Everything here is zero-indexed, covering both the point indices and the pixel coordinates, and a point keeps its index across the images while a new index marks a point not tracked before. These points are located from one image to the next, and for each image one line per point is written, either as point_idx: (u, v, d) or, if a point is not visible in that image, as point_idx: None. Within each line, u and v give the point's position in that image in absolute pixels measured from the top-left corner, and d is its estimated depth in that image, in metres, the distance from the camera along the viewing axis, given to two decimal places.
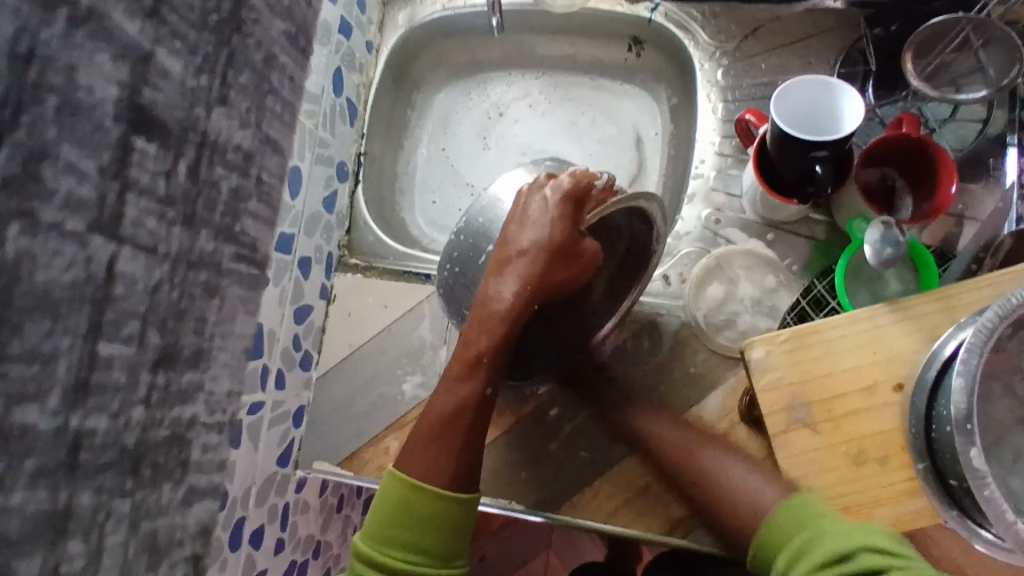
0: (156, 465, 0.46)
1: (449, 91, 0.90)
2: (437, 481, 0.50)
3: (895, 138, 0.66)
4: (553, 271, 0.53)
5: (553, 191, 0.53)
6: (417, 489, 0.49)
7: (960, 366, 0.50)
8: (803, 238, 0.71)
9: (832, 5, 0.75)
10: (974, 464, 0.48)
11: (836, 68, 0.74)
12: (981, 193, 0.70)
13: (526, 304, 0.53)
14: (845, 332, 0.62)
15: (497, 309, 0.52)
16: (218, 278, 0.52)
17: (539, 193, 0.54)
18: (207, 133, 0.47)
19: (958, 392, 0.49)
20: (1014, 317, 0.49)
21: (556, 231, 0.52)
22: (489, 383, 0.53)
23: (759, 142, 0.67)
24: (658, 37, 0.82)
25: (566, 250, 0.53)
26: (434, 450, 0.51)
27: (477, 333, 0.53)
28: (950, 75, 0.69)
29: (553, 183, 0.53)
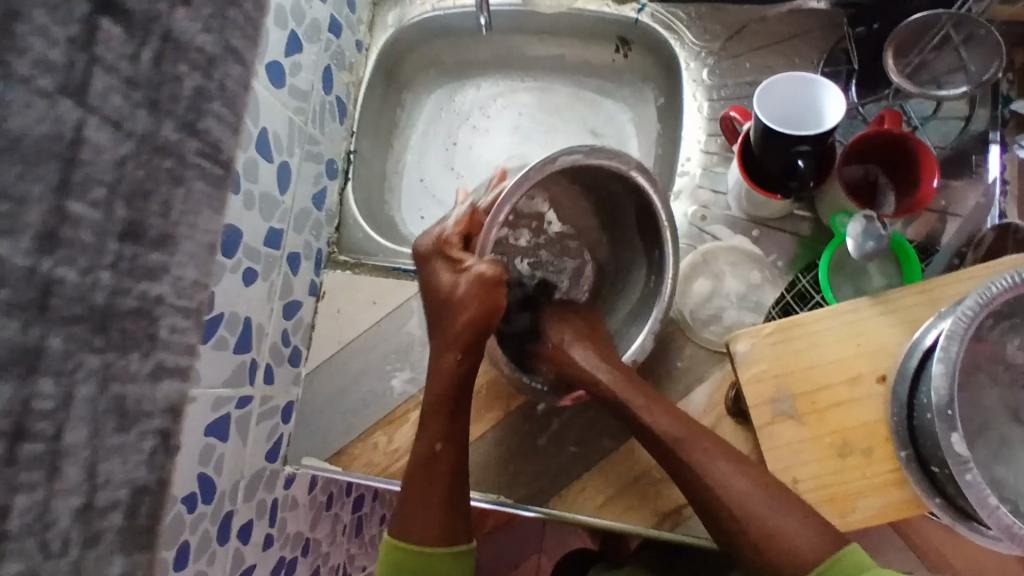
0: (141, 454, 0.46)
1: (438, 92, 0.91)
2: (413, 538, 0.56)
3: (875, 134, 0.66)
4: (463, 314, 0.58)
5: (435, 255, 0.61)
6: (399, 546, 0.56)
7: (940, 353, 0.50)
8: (788, 234, 0.72)
9: (815, 5, 0.76)
10: (955, 450, 0.48)
11: (820, 67, 0.75)
12: (964, 188, 0.70)
13: (457, 352, 0.59)
14: (828, 325, 0.62)
15: (439, 368, 0.60)
16: (185, 167, 0.45)
17: (424, 255, 0.62)
18: (186, 29, 0.41)
19: (939, 379, 0.50)
20: (993, 305, 0.50)
21: (449, 286, 0.59)
22: (439, 436, 0.59)
23: (743, 138, 0.68)
24: (645, 38, 0.83)
25: (456, 288, 0.58)
26: (410, 513, 0.57)
27: (430, 388, 0.60)
28: (931, 73, 0.70)
29: (433, 248, 0.61)
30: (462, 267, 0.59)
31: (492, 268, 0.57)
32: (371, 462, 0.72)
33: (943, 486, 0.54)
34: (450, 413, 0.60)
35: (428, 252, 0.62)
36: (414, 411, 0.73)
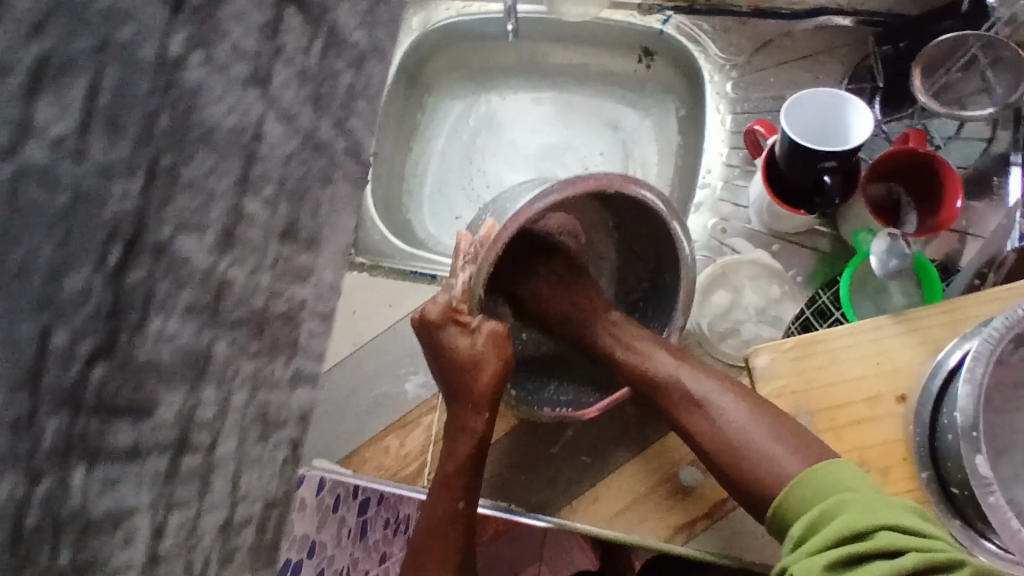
0: None
1: (460, 97, 0.91)
2: None
3: (901, 153, 0.66)
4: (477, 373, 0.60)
5: (439, 314, 0.60)
6: None
7: (966, 374, 0.50)
8: (807, 250, 0.72)
9: (841, 22, 0.76)
10: (980, 472, 0.48)
11: (843, 85, 0.75)
12: (985, 211, 0.70)
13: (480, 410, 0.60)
14: (849, 343, 0.62)
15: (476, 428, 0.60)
16: None
17: (426, 328, 0.61)
18: None
19: (965, 400, 0.50)
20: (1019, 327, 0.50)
21: (462, 349, 0.60)
22: (461, 496, 0.58)
23: (768, 152, 0.68)
24: (669, 49, 0.83)
25: (477, 349, 0.60)
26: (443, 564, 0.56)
27: (460, 442, 0.60)
28: (955, 94, 0.70)
29: (436, 308, 0.60)
30: (471, 329, 0.60)
31: (493, 324, 0.61)
32: (381, 466, 0.71)
33: (964, 509, 0.54)
34: (473, 479, 0.59)
35: (435, 321, 0.60)
36: (426, 416, 0.73)
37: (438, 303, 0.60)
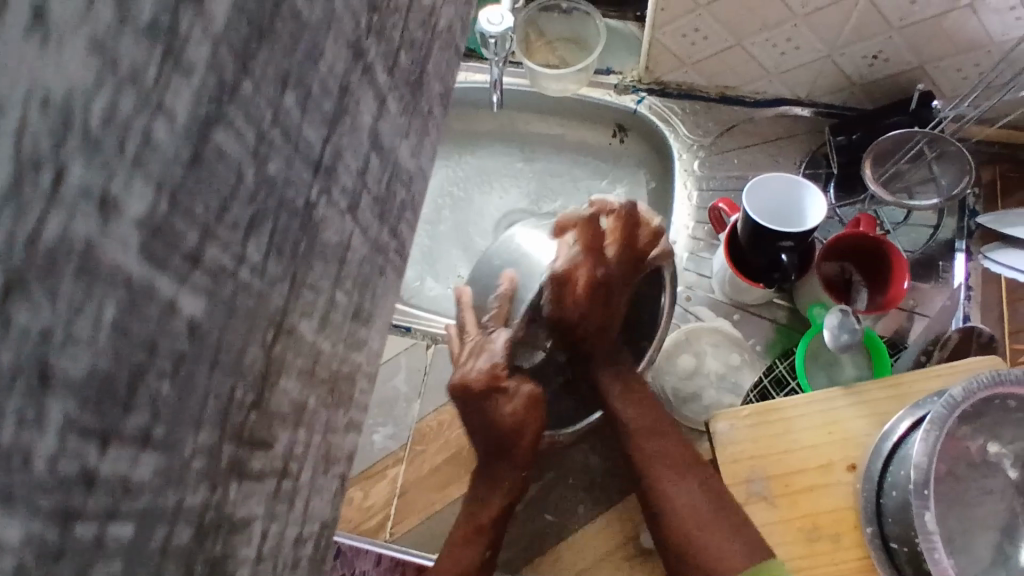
0: None
1: (442, 157, 0.95)
2: None
3: (853, 237, 0.71)
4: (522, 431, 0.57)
5: (485, 362, 0.56)
6: None
7: (921, 436, 0.53)
8: (765, 320, 0.76)
9: (800, 112, 0.82)
10: (927, 528, 0.50)
11: (801, 169, 0.81)
12: (931, 291, 0.76)
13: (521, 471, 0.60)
14: (803, 412, 0.65)
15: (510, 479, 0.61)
16: None
17: (467, 396, 0.56)
18: None
19: (920, 460, 0.52)
20: (974, 399, 0.53)
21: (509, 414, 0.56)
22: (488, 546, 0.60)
23: (731, 229, 0.72)
24: (641, 126, 0.88)
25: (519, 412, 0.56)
26: None
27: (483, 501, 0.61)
28: (904, 183, 0.76)
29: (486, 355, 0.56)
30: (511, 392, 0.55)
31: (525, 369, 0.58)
32: (344, 518, 0.71)
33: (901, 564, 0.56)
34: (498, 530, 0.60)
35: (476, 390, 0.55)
36: (393, 468, 0.73)
37: (481, 371, 0.55)
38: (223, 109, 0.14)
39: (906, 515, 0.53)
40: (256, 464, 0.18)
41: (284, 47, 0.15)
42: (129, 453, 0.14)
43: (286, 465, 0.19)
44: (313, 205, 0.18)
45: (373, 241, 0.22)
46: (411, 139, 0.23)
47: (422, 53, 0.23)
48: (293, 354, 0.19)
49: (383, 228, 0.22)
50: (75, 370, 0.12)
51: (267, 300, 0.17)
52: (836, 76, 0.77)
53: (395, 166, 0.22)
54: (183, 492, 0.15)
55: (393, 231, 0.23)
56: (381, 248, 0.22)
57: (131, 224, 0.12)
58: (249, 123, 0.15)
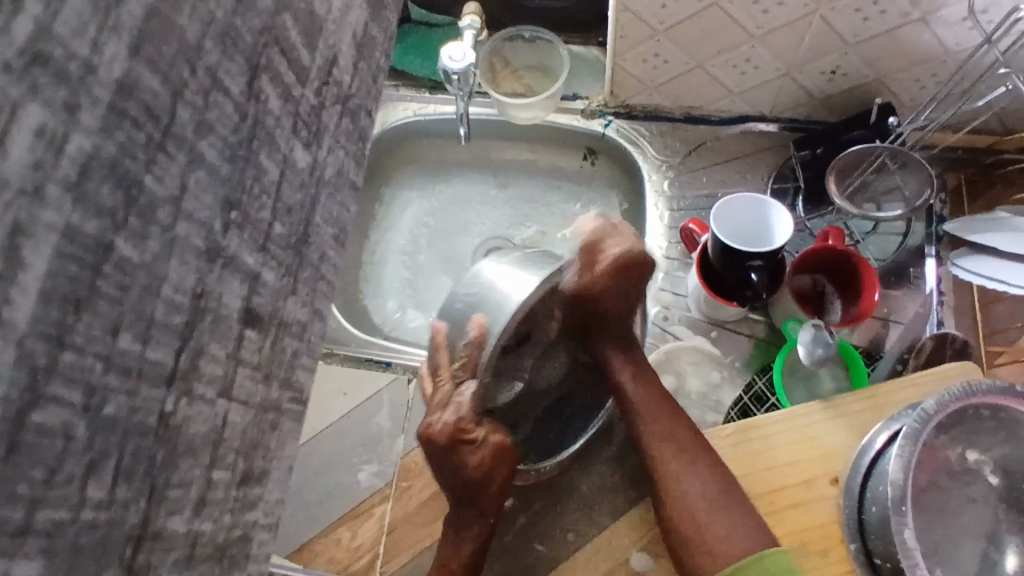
0: None
1: (415, 188, 0.96)
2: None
3: (822, 250, 0.72)
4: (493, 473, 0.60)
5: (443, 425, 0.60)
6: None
7: (897, 451, 0.54)
8: (743, 336, 0.77)
9: (765, 128, 0.83)
10: (907, 544, 0.51)
11: (769, 184, 0.82)
12: (904, 299, 0.77)
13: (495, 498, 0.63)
14: (783, 428, 0.65)
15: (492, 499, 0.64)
16: None
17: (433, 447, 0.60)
18: None
19: (897, 476, 0.53)
20: (947, 411, 0.54)
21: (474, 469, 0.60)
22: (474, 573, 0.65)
23: (702, 249, 0.72)
24: (611, 149, 0.89)
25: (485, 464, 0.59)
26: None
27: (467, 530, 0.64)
28: (871, 193, 0.77)
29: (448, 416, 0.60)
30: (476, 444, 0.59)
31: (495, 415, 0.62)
32: (333, 559, 0.71)
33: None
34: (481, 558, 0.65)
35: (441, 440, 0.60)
36: (379, 506, 0.73)
37: (447, 425, 0.59)
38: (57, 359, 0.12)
39: (887, 530, 0.54)
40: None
41: (114, 295, 0.13)
42: None
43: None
44: (170, 414, 0.15)
45: (256, 407, 0.19)
46: (296, 295, 0.20)
47: (306, 209, 0.20)
48: (162, 555, 0.16)
49: (269, 389, 0.19)
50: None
51: (121, 521, 0.14)
52: (797, 92, 0.78)
53: (280, 330, 0.19)
54: None
55: (281, 387, 0.20)
56: (268, 410, 0.19)
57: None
58: (84, 371, 0.13)
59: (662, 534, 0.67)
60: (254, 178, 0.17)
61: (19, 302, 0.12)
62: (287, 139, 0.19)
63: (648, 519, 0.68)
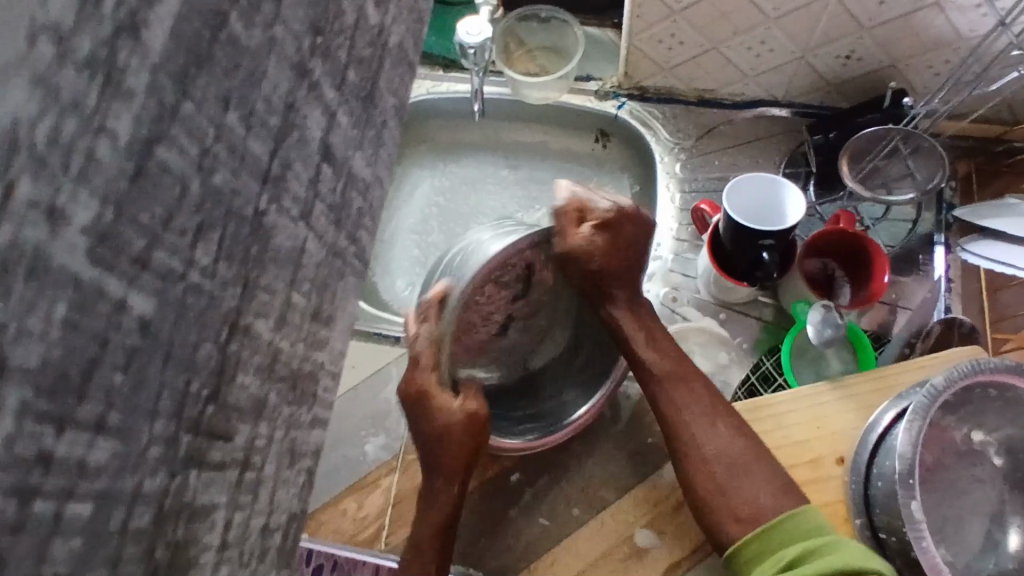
0: None
1: (426, 167, 0.96)
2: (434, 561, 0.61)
3: (834, 233, 0.72)
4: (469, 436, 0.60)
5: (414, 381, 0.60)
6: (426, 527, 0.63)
7: (905, 427, 0.54)
8: (752, 318, 0.77)
9: (778, 112, 0.83)
10: (913, 516, 0.52)
11: (781, 168, 0.82)
12: (912, 285, 0.77)
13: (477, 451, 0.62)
14: (791, 407, 0.66)
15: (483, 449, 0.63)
16: None
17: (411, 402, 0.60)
18: None
19: (905, 452, 0.53)
20: (956, 388, 0.54)
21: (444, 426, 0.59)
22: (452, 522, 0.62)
23: (713, 229, 0.73)
24: (623, 131, 0.89)
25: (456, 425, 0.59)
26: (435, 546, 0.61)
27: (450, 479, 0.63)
28: (882, 179, 0.75)
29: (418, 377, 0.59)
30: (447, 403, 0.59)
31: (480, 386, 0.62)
32: (339, 530, 0.71)
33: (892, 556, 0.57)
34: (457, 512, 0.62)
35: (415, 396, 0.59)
36: (386, 478, 0.73)
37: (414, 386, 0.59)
38: (165, 129, 0.14)
39: (894, 505, 0.54)
40: (215, 458, 0.19)
41: (224, 68, 0.15)
42: (86, 436, 0.14)
43: (246, 456, 0.20)
44: (262, 215, 0.18)
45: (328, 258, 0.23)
46: (363, 152, 0.24)
47: (371, 87, 0.23)
48: (248, 354, 0.19)
49: (336, 235, 0.23)
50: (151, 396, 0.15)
51: (219, 300, 0.17)
52: (811, 76, 0.78)
53: (349, 177, 0.23)
54: (140, 476, 0.16)
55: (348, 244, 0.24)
56: (332, 261, 0.23)
57: (141, 281, 0.14)
58: (199, 135, 0.15)
59: (667, 509, 0.68)
60: (333, 12, 0.19)
61: (140, 77, 0.13)
62: (360, 16, 0.21)
63: (653, 494, 0.69)
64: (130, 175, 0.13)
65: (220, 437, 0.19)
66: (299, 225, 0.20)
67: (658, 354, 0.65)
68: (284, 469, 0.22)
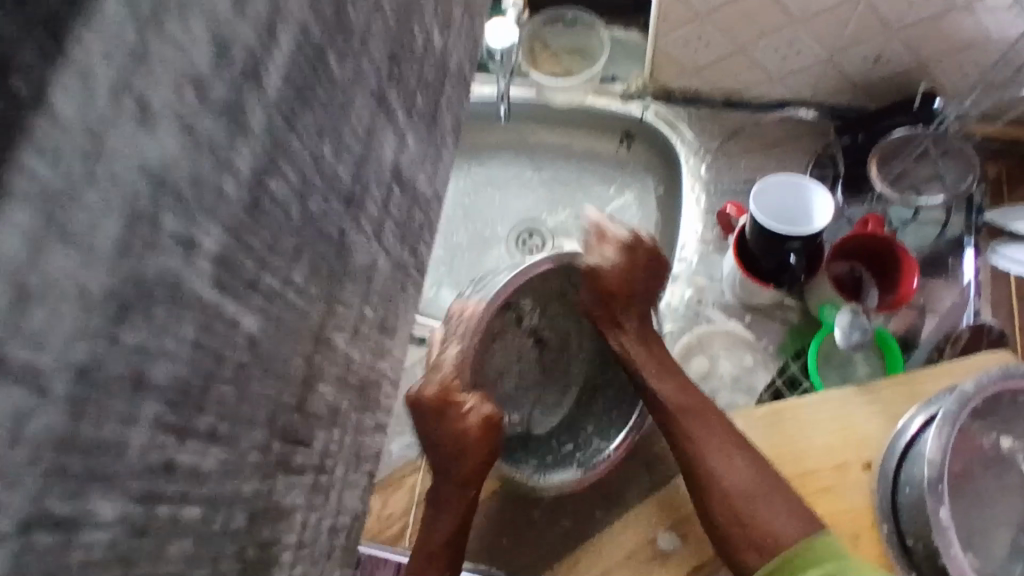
0: None
1: (450, 169, 0.97)
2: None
3: (862, 236, 0.71)
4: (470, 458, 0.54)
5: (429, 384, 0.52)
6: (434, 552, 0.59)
7: (935, 433, 0.54)
8: (778, 322, 0.76)
9: (806, 114, 0.83)
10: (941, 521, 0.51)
11: (808, 170, 0.81)
12: (942, 289, 0.76)
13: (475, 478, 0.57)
14: (816, 412, 0.65)
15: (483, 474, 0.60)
16: None
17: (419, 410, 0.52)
18: None
19: (934, 456, 0.53)
20: (985, 394, 0.54)
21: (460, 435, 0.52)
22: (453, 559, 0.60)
23: (739, 232, 0.72)
24: (647, 133, 0.89)
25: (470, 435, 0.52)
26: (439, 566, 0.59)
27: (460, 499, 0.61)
28: (911, 181, 0.75)
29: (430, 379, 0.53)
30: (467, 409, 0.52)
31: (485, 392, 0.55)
32: (363, 528, 0.72)
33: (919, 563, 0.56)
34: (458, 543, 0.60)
35: (430, 404, 0.52)
36: (410, 477, 0.74)
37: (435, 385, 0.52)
38: (277, 159, 0.13)
39: (922, 512, 0.54)
40: (298, 463, 0.16)
41: (323, 103, 0.14)
42: (198, 448, 0.12)
43: None
44: (346, 236, 0.16)
45: None
46: (426, 169, 0.20)
47: None
48: (329, 366, 0.16)
49: (403, 250, 0.19)
50: (166, 373, 0.11)
51: (307, 318, 0.15)
52: (840, 78, 0.78)
53: (415, 197, 0.19)
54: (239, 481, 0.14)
55: None
56: None
57: (208, 260, 0.11)
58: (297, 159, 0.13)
59: (691, 512, 0.68)
60: (411, 41, 0.17)
61: (273, 72, 0.12)
62: (427, 41, 0.18)
63: (677, 498, 0.69)
64: (187, 181, 0.11)
65: (311, 448, 0.16)
66: (384, 249, 0.18)
67: (676, 385, 0.64)
68: (356, 471, 0.18)
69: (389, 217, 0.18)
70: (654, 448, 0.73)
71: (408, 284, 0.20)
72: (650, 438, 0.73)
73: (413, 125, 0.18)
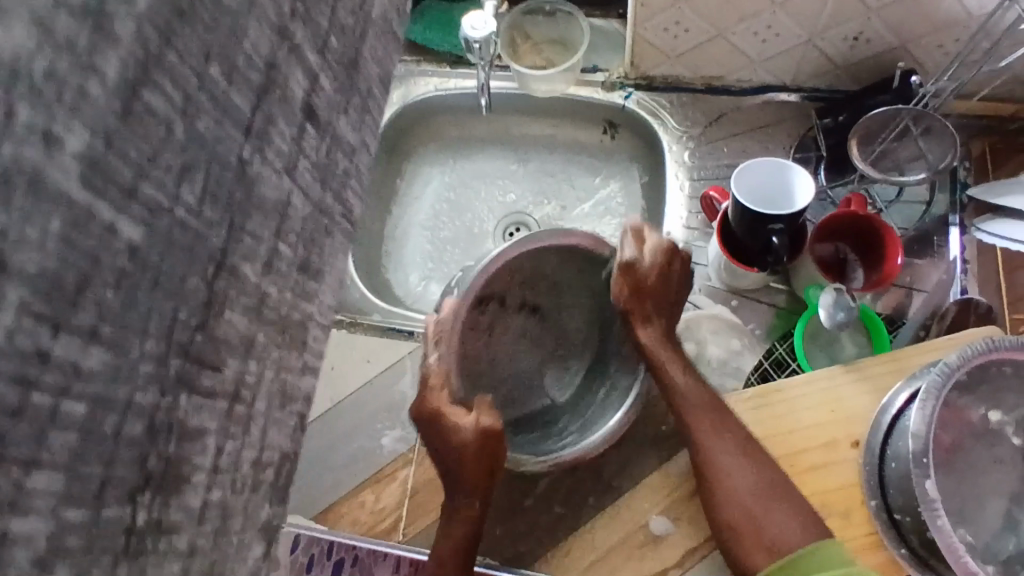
0: None
1: (437, 164, 0.97)
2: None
3: (845, 216, 0.71)
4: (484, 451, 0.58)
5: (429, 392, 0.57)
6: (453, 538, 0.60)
7: (919, 407, 0.54)
8: (765, 304, 0.76)
9: (787, 98, 0.83)
10: (928, 494, 0.51)
11: (791, 153, 0.82)
12: (927, 267, 0.76)
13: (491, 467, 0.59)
14: (805, 392, 0.65)
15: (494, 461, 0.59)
16: None
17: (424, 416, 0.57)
18: None
19: (919, 430, 0.53)
20: (969, 367, 0.54)
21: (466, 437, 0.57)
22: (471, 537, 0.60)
23: (722, 216, 0.73)
24: (631, 122, 0.90)
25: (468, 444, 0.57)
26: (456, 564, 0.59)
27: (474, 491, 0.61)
28: (894, 161, 0.76)
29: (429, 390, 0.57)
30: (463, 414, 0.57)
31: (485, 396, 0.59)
32: (357, 521, 0.72)
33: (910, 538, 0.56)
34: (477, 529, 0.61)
35: (430, 412, 0.57)
36: (403, 470, 0.74)
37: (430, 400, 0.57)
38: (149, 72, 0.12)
39: (909, 485, 0.54)
40: (208, 384, 0.15)
41: (206, 23, 0.13)
42: (79, 341, 0.11)
43: None
44: (246, 164, 0.15)
45: None
46: (350, 114, 0.19)
47: None
48: (237, 293, 0.15)
49: (326, 191, 0.18)
50: (29, 267, 0.10)
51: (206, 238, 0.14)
52: (819, 60, 0.78)
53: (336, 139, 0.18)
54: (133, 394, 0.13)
55: None
56: None
57: (72, 158, 0.11)
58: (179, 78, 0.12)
59: (682, 495, 0.68)
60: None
61: None
62: None
63: (667, 482, 0.69)
64: (45, 75, 0.10)
65: (221, 373, 0.15)
66: (299, 187, 0.17)
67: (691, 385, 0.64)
68: (284, 409, 0.18)
69: (305, 153, 0.17)
70: (644, 433, 0.73)
71: (333, 227, 0.19)
72: (641, 424, 0.73)
73: (332, 73, 0.17)
